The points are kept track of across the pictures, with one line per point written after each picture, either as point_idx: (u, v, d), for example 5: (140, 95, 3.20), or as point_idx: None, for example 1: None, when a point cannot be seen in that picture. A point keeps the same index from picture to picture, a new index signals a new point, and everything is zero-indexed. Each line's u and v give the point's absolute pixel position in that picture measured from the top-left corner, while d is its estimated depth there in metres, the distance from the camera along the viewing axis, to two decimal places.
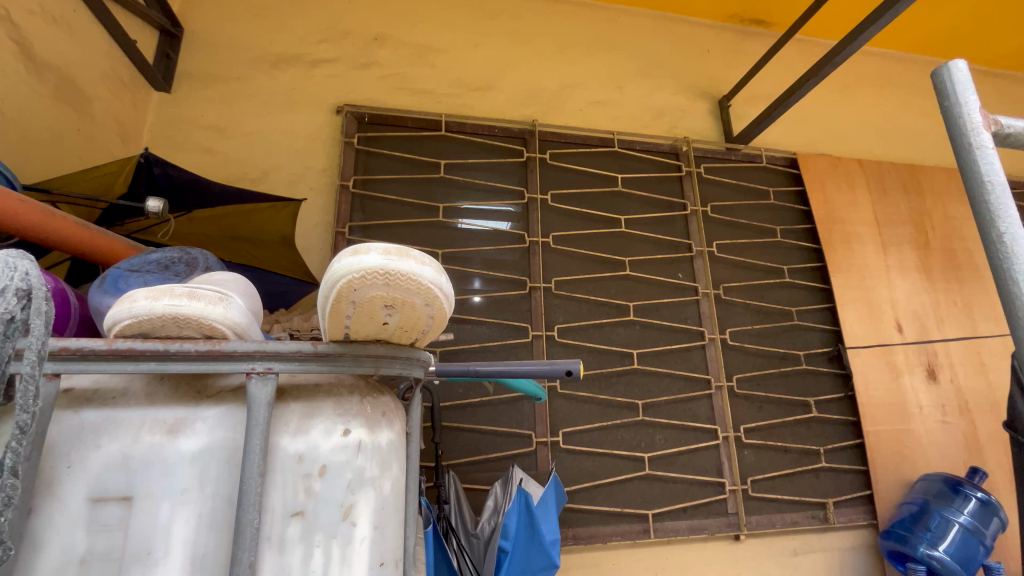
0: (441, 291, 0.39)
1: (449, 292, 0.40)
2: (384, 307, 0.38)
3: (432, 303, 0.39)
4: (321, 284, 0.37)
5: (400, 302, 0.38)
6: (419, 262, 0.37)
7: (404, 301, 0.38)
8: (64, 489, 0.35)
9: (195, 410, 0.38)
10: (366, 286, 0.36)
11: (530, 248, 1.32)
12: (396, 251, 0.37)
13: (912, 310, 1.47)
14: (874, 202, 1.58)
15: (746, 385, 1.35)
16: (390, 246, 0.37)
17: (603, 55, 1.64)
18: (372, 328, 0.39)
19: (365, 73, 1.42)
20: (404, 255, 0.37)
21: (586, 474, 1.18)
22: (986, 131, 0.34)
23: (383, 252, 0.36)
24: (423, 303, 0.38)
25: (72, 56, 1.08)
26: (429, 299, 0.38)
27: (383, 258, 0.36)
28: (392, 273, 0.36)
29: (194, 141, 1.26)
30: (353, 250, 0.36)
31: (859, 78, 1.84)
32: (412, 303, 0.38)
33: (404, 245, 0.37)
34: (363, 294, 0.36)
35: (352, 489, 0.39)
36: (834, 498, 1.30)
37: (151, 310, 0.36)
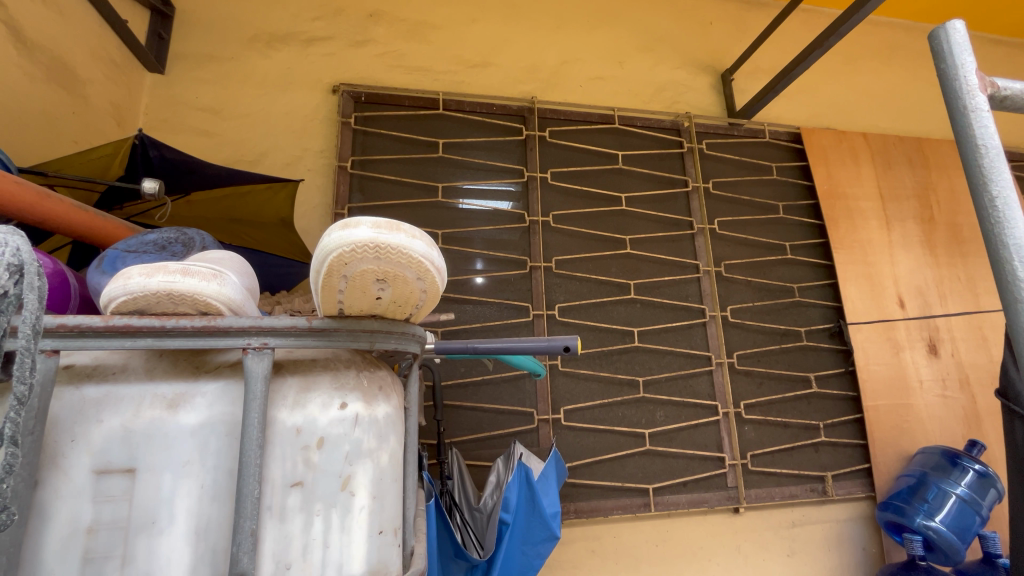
0: (433, 266, 0.39)
1: (442, 265, 0.40)
2: (377, 281, 0.38)
3: (424, 277, 0.39)
4: (313, 259, 0.37)
5: (392, 276, 0.38)
6: (411, 234, 0.37)
7: (396, 275, 0.38)
8: (69, 461, 0.36)
9: (194, 385, 0.39)
10: (356, 261, 0.36)
11: (531, 228, 1.31)
12: (388, 224, 0.37)
13: (914, 285, 1.47)
14: (879, 176, 1.56)
15: (747, 362, 1.36)
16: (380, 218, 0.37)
17: (603, 28, 1.60)
18: (365, 303, 0.40)
19: (361, 51, 1.39)
20: (395, 229, 0.36)
21: (587, 450, 1.20)
22: (982, 94, 0.33)
23: (372, 225, 0.36)
24: (415, 278, 0.39)
25: (63, 38, 1.07)
26: (421, 273, 0.38)
27: (374, 232, 0.36)
28: (382, 247, 0.36)
29: (191, 124, 1.25)
30: (343, 225, 0.36)
31: (866, 49, 1.80)
32: (403, 277, 0.38)
33: (394, 219, 0.37)
34: (355, 269, 0.36)
35: (349, 461, 0.39)
36: (833, 471, 1.32)
37: (146, 287, 0.37)
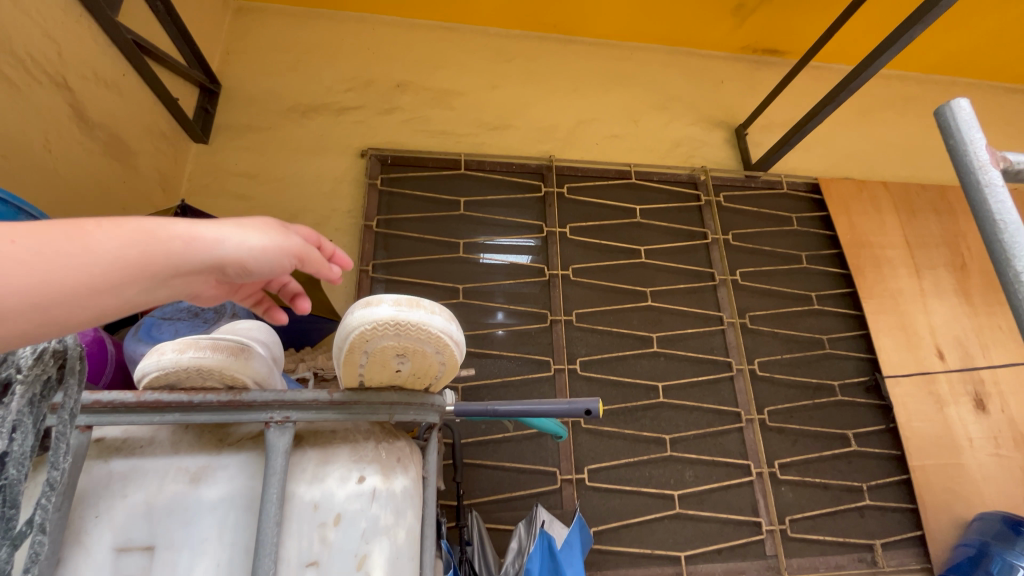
0: (452, 340, 0.39)
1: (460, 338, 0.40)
2: (396, 356, 0.39)
3: (443, 350, 0.39)
4: (336, 334, 0.38)
5: (411, 351, 0.39)
6: (431, 309, 0.38)
7: (416, 349, 0.38)
8: (92, 539, 0.37)
9: (216, 458, 0.40)
10: (375, 338, 0.37)
11: (550, 281, 1.32)
12: (408, 300, 0.38)
13: (953, 336, 1.41)
14: (904, 225, 1.54)
15: (779, 418, 1.30)
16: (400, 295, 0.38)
17: (617, 90, 1.67)
18: (385, 375, 0.41)
19: (388, 117, 1.48)
20: (415, 308, 0.38)
21: (613, 513, 1.14)
22: (994, 169, 0.33)
23: (394, 303, 0.37)
24: (433, 352, 0.39)
25: (121, 116, 1.17)
26: (439, 346, 0.39)
27: (394, 309, 0.37)
28: (402, 323, 0.37)
29: (229, 189, 1.33)
30: (365, 302, 0.37)
31: (879, 101, 1.83)
32: (423, 351, 0.39)
33: (414, 295, 0.38)
34: (374, 345, 0.38)
35: (366, 538, 0.39)
36: (881, 538, 1.22)
37: (176, 362, 0.38)
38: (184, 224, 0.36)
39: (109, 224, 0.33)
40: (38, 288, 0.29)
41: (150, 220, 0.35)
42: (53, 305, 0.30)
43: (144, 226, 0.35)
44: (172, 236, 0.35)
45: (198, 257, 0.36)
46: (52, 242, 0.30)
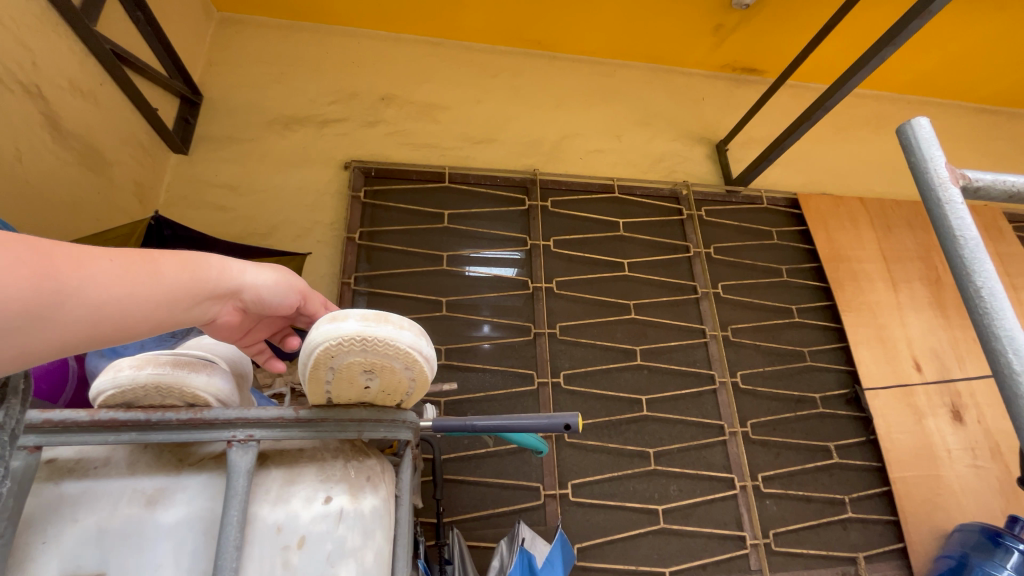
0: (421, 356, 0.39)
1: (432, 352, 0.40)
2: (363, 371, 0.38)
3: (413, 366, 0.39)
4: (300, 350, 0.37)
5: (378, 366, 0.38)
6: (399, 324, 0.38)
7: (384, 365, 0.38)
8: (37, 567, 0.36)
9: (175, 479, 0.40)
10: (340, 355, 0.36)
11: (534, 294, 1.32)
12: (376, 314, 0.37)
13: (929, 348, 1.43)
14: (880, 239, 1.57)
15: (762, 431, 1.30)
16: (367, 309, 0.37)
17: (601, 106, 1.70)
18: (353, 391, 0.40)
19: (372, 130, 1.48)
20: (383, 323, 0.37)
21: (598, 529, 1.13)
22: (954, 185, 0.34)
23: (361, 318, 0.36)
24: (403, 367, 0.38)
25: (97, 125, 1.15)
26: (409, 363, 0.38)
27: (361, 325, 0.36)
28: (369, 340, 0.36)
29: (208, 200, 1.32)
30: (330, 317, 0.37)
31: (854, 119, 1.88)
32: (391, 367, 0.38)
33: (382, 310, 0.38)
34: (341, 362, 0.37)
35: (332, 562, 0.38)
36: (864, 551, 1.22)
37: (134, 379, 0.37)
38: (218, 258, 0.42)
39: (169, 256, 0.37)
40: (119, 304, 0.33)
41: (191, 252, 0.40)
42: (127, 315, 0.33)
43: (189, 258, 0.39)
44: (208, 267, 0.40)
45: (229, 284, 0.42)
46: (128, 265, 0.34)
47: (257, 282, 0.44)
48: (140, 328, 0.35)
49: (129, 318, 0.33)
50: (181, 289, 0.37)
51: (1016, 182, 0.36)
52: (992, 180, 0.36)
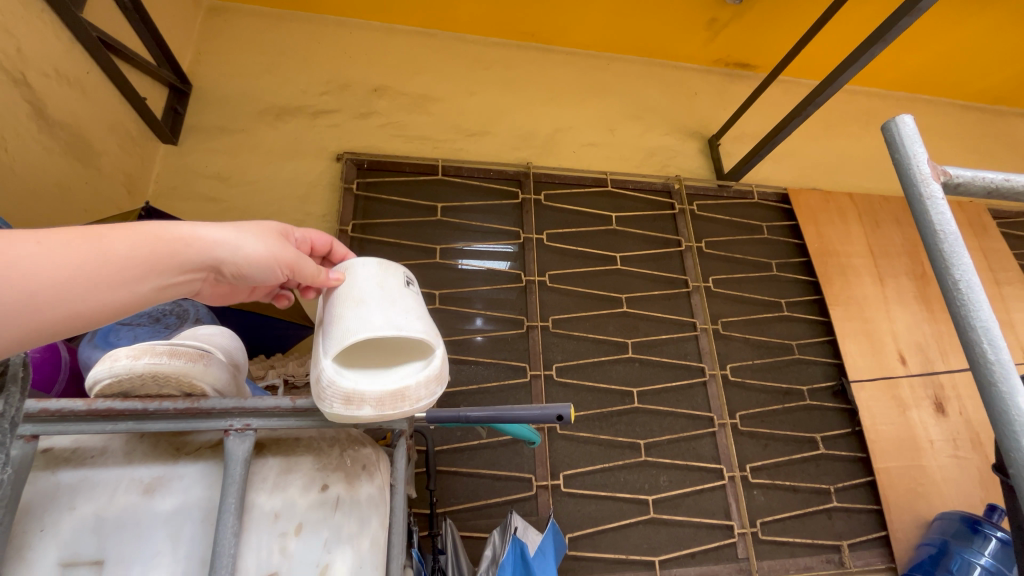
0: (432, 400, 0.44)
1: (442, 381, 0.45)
2: None
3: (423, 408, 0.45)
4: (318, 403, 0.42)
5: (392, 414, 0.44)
6: (415, 389, 0.42)
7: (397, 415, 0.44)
8: (35, 554, 0.37)
9: (172, 467, 0.41)
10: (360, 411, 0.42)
11: (527, 287, 1.33)
12: (393, 392, 0.41)
13: (914, 341, 1.46)
14: (868, 234, 1.60)
15: (750, 423, 1.33)
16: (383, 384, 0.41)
17: (594, 99, 1.70)
18: None
19: (365, 122, 1.47)
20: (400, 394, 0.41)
21: (589, 519, 1.15)
22: (936, 181, 0.35)
23: (377, 405, 0.40)
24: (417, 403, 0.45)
25: (84, 114, 1.13)
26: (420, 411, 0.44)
27: (378, 411, 0.41)
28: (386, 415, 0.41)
29: (198, 191, 1.30)
30: (348, 394, 0.40)
31: (844, 115, 1.90)
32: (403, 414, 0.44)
33: (397, 387, 0.41)
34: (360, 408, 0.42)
35: (328, 548, 0.40)
36: (848, 540, 1.25)
37: (132, 369, 0.38)
38: (186, 227, 0.41)
39: (121, 229, 0.37)
40: (60, 286, 0.33)
41: (157, 224, 0.40)
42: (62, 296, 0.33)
43: (153, 231, 0.39)
44: (170, 240, 0.39)
45: (198, 257, 0.41)
46: (69, 243, 0.35)
47: (230, 252, 0.42)
48: (84, 306, 0.35)
49: (72, 302, 0.34)
50: (136, 262, 0.37)
51: (995, 178, 0.37)
52: (972, 176, 0.37)
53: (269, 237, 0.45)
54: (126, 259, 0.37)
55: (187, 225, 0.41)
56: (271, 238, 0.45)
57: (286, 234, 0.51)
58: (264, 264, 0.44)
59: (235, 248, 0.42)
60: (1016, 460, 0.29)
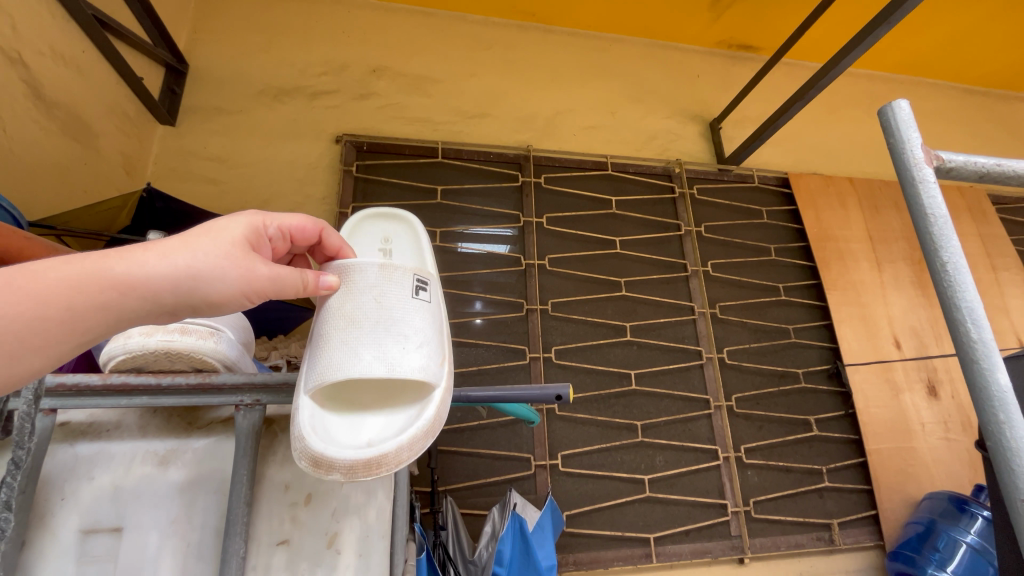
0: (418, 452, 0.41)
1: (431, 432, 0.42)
2: None
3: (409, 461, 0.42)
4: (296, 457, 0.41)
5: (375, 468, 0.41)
6: (396, 452, 0.39)
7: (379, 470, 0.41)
8: (59, 520, 0.41)
9: (184, 440, 0.45)
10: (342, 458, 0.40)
11: (527, 271, 1.34)
12: (368, 460, 0.38)
13: (909, 325, 1.48)
14: (867, 220, 1.60)
15: (746, 405, 1.35)
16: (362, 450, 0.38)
17: (595, 81, 1.69)
18: None
19: (364, 103, 1.46)
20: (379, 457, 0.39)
21: (586, 497, 1.18)
22: (928, 165, 0.36)
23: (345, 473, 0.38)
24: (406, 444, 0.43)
25: (81, 94, 1.12)
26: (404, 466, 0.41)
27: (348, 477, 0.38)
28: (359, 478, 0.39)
29: (197, 173, 1.30)
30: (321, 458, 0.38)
31: (847, 99, 1.89)
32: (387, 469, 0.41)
33: (368, 455, 0.38)
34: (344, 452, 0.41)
35: (335, 517, 0.45)
36: (839, 518, 1.28)
37: (145, 346, 0.40)
38: (124, 266, 0.32)
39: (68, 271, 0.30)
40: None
41: (87, 261, 0.31)
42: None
43: (74, 277, 0.30)
44: (105, 288, 0.31)
45: (147, 306, 0.33)
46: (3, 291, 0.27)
47: (187, 292, 0.35)
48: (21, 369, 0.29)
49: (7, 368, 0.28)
50: (56, 323, 0.29)
51: (988, 163, 0.38)
52: (965, 161, 0.37)
53: (236, 263, 0.37)
54: (46, 324, 0.29)
55: (124, 262, 0.32)
56: (238, 263, 0.37)
57: (259, 233, 0.41)
58: (233, 296, 0.37)
59: (194, 290, 0.35)
60: (995, 433, 0.31)
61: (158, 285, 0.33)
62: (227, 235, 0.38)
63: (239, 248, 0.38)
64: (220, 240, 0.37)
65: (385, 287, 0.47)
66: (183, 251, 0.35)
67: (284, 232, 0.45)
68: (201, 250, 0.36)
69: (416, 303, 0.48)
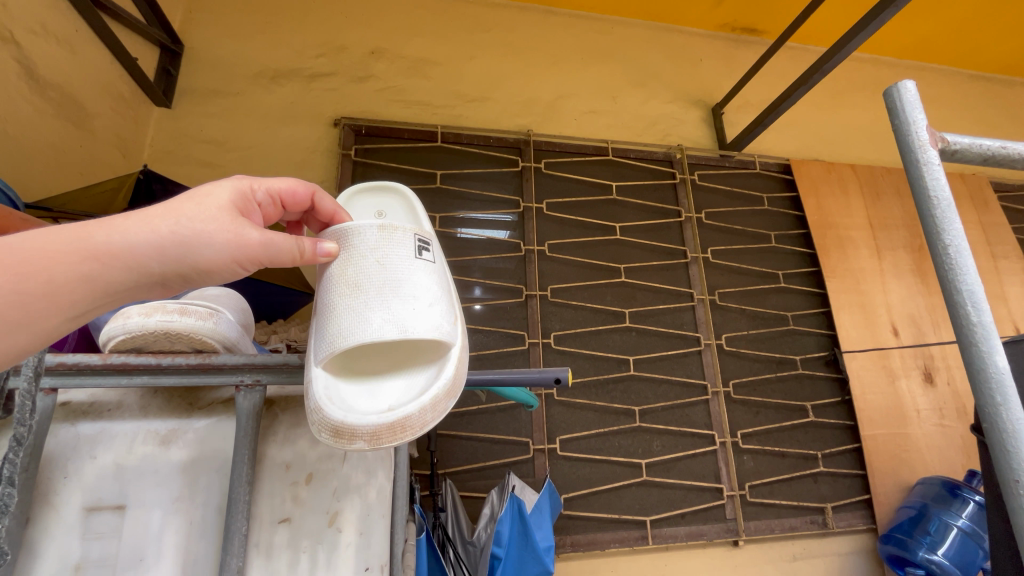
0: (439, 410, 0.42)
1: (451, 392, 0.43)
2: None
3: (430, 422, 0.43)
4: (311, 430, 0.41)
5: None
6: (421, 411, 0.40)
7: None
8: (63, 498, 0.41)
9: (186, 421, 0.45)
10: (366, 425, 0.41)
11: (526, 257, 1.33)
12: (392, 424, 0.38)
13: (907, 313, 1.48)
14: (868, 207, 1.59)
15: (743, 391, 1.36)
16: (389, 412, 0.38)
17: (597, 65, 1.66)
18: None
19: (362, 86, 1.44)
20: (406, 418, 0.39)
21: (584, 480, 1.19)
22: (933, 147, 0.36)
23: (369, 439, 0.38)
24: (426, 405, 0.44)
25: (74, 75, 1.11)
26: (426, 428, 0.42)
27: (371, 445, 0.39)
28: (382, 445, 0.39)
29: (195, 156, 1.29)
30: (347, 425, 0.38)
31: (851, 84, 1.86)
32: None
33: (390, 419, 0.38)
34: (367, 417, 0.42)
35: (336, 496, 0.45)
36: (833, 502, 1.30)
37: (144, 326, 0.41)
38: (105, 234, 0.32)
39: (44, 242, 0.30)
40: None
41: (67, 231, 0.31)
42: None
43: (56, 248, 0.30)
44: (86, 257, 0.31)
45: (136, 271, 0.33)
46: None
47: (176, 258, 0.35)
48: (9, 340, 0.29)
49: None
50: (37, 297, 0.29)
51: (992, 146, 0.37)
52: (969, 143, 0.37)
53: (224, 226, 0.37)
54: (26, 295, 0.28)
55: (105, 230, 0.32)
56: (226, 226, 0.37)
57: (247, 199, 0.41)
58: (225, 261, 0.37)
59: (183, 254, 0.35)
60: (991, 415, 0.31)
61: (143, 251, 0.33)
62: (213, 200, 0.38)
63: (228, 213, 0.38)
64: (207, 205, 0.37)
65: (387, 249, 0.47)
66: (168, 216, 0.35)
67: (275, 199, 0.45)
68: (187, 216, 0.35)
69: (420, 263, 0.48)
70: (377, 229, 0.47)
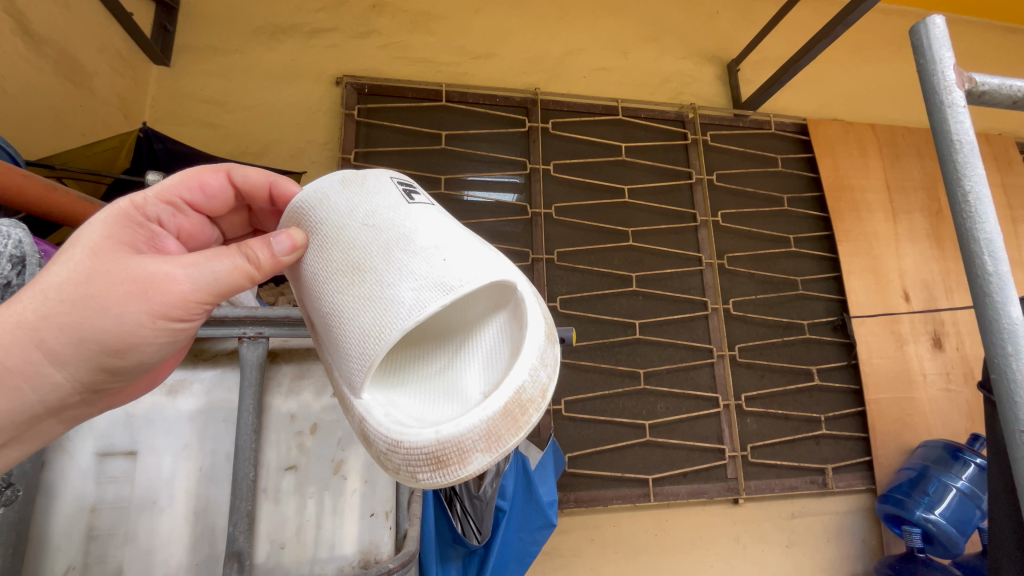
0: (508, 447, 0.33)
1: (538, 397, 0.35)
2: None
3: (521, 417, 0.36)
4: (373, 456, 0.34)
5: None
6: (464, 451, 0.30)
7: None
8: (76, 445, 0.50)
9: (192, 373, 0.54)
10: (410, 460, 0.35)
11: (533, 220, 1.31)
12: (439, 457, 0.30)
13: (920, 278, 1.45)
14: (886, 168, 1.54)
15: (748, 354, 1.36)
16: (429, 478, 0.31)
17: (608, 18, 1.59)
18: None
19: (363, 42, 1.39)
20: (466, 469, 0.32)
21: (588, 440, 1.21)
22: (959, 89, 0.34)
23: (433, 470, 0.31)
24: None
25: (70, 31, 1.08)
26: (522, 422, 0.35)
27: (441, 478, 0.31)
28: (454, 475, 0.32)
29: (196, 116, 1.26)
30: (390, 440, 0.31)
31: (876, 37, 1.77)
32: None
33: (439, 450, 0.30)
34: None
35: (341, 447, 0.56)
36: (833, 463, 1.32)
37: None
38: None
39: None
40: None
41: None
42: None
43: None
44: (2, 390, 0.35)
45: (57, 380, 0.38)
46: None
47: (98, 357, 0.38)
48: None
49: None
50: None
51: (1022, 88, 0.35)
52: (999, 85, 0.35)
53: (140, 305, 0.38)
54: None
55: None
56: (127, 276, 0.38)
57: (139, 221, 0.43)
58: (165, 338, 0.41)
59: (89, 325, 0.37)
60: (1000, 366, 0.30)
61: (60, 382, 0.38)
62: (85, 282, 0.36)
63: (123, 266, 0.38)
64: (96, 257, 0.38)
65: (365, 206, 0.37)
66: (56, 330, 0.36)
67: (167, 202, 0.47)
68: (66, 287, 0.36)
69: (417, 207, 0.38)
70: (340, 187, 0.39)
